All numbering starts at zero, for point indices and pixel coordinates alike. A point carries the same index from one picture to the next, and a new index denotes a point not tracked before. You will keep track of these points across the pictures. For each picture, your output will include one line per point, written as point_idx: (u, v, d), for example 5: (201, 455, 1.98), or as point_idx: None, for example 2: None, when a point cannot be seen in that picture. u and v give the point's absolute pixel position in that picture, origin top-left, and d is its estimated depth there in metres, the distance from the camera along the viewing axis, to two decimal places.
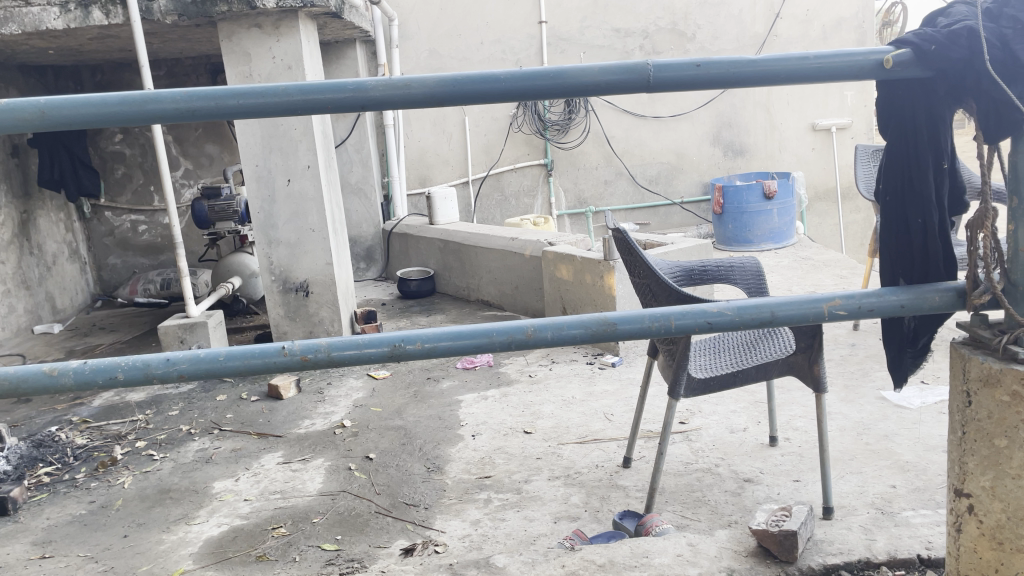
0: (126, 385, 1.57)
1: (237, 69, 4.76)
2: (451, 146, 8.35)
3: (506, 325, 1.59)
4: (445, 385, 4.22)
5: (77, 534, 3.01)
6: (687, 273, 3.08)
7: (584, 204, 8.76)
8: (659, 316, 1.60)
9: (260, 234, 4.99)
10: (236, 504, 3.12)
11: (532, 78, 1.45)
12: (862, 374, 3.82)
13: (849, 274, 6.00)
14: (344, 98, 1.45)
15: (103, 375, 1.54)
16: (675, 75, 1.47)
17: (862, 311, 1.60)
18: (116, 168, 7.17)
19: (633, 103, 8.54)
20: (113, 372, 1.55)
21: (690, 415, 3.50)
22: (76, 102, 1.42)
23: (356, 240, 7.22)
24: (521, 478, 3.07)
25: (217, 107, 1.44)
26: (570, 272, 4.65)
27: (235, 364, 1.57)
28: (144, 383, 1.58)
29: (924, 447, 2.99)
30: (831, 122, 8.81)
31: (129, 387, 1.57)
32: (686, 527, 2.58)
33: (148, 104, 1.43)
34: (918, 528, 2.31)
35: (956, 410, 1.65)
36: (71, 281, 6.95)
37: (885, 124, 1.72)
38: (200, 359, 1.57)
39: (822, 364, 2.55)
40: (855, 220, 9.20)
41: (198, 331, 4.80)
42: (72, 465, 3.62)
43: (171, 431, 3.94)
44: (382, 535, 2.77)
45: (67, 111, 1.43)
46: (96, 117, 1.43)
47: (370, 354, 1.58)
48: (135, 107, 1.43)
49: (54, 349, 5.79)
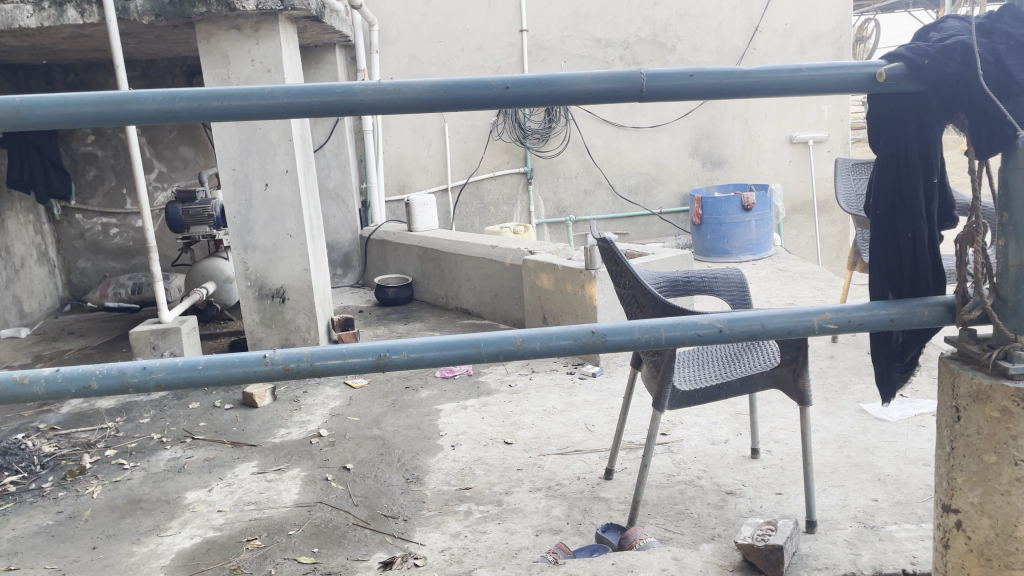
0: (100, 395, 1.51)
1: (215, 72, 4.69)
2: (431, 152, 8.32)
3: (494, 335, 1.55)
4: (424, 395, 4.17)
5: (44, 545, 2.92)
6: (671, 283, 3.06)
7: (563, 213, 8.75)
8: (649, 327, 1.58)
9: (235, 239, 4.91)
10: (210, 514, 3.05)
11: (525, 85, 1.43)
12: (842, 387, 3.82)
13: (827, 286, 6.04)
14: (331, 101, 1.42)
15: (77, 384, 1.49)
16: (668, 84, 1.45)
17: (854, 325, 1.59)
18: (88, 169, 7.04)
19: (613, 113, 8.57)
20: (87, 380, 1.50)
21: (672, 426, 3.48)
22: (53, 102, 1.37)
23: (333, 245, 7.15)
24: (501, 490, 3.03)
25: (201, 109, 1.40)
26: (551, 282, 4.62)
27: (214, 373, 1.52)
28: (120, 392, 1.53)
29: (904, 461, 3.00)
30: (808, 136, 8.89)
31: (103, 397, 1.52)
32: (669, 540, 2.56)
33: (129, 104, 1.39)
34: (902, 543, 2.32)
35: (945, 426, 1.64)
36: (39, 284, 6.80)
37: (875, 137, 1.70)
38: (178, 367, 1.52)
39: (807, 377, 2.55)
40: (831, 232, 9.29)
41: (170, 336, 4.70)
42: (39, 474, 3.52)
43: (142, 440, 3.86)
44: (360, 548, 2.71)
45: (43, 110, 1.38)
46: (73, 118, 1.38)
47: (353, 363, 1.54)
48: (114, 107, 1.38)
49: (22, 355, 5.65)
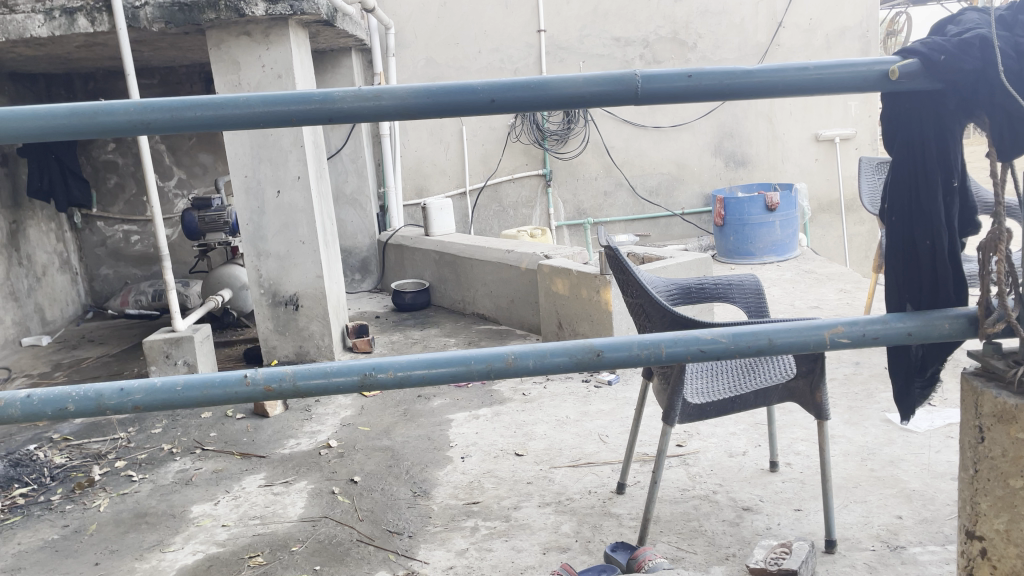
0: (77, 417, 1.44)
1: (226, 78, 4.67)
2: (449, 155, 8.28)
3: (485, 352, 1.46)
4: (436, 404, 4.09)
5: (47, 561, 2.89)
6: (684, 291, 2.92)
7: (583, 216, 8.64)
8: (649, 343, 1.48)
9: (249, 246, 4.88)
10: (213, 530, 3.00)
11: (511, 91, 1.35)
12: (867, 395, 3.68)
13: (854, 288, 5.86)
14: (308, 111, 1.35)
15: (52, 406, 1.42)
16: (664, 86, 1.36)
17: (867, 339, 1.48)
18: (109, 177, 7.08)
19: (633, 113, 8.44)
20: (62, 402, 1.43)
21: (688, 437, 3.37)
22: (23, 114, 1.33)
23: (351, 250, 7.12)
24: (510, 505, 2.95)
25: (174, 119, 1.34)
26: (566, 287, 4.51)
27: (195, 395, 1.44)
28: (98, 415, 1.46)
29: (931, 475, 2.86)
30: (835, 133, 8.67)
31: (80, 419, 1.44)
32: (681, 560, 2.45)
33: (99, 116, 1.34)
34: (925, 567, 2.22)
35: (967, 448, 1.52)
36: (61, 292, 6.85)
37: (890, 138, 1.59)
38: (157, 389, 1.45)
39: (825, 390, 2.43)
40: (859, 232, 9.05)
41: (184, 345, 4.67)
42: (48, 486, 3.50)
43: (153, 451, 3.83)
44: (363, 566, 2.65)
45: (15, 123, 1.34)
46: (42, 130, 1.33)
47: (338, 383, 1.45)
48: (85, 120, 1.33)
49: (41, 363, 5.68)
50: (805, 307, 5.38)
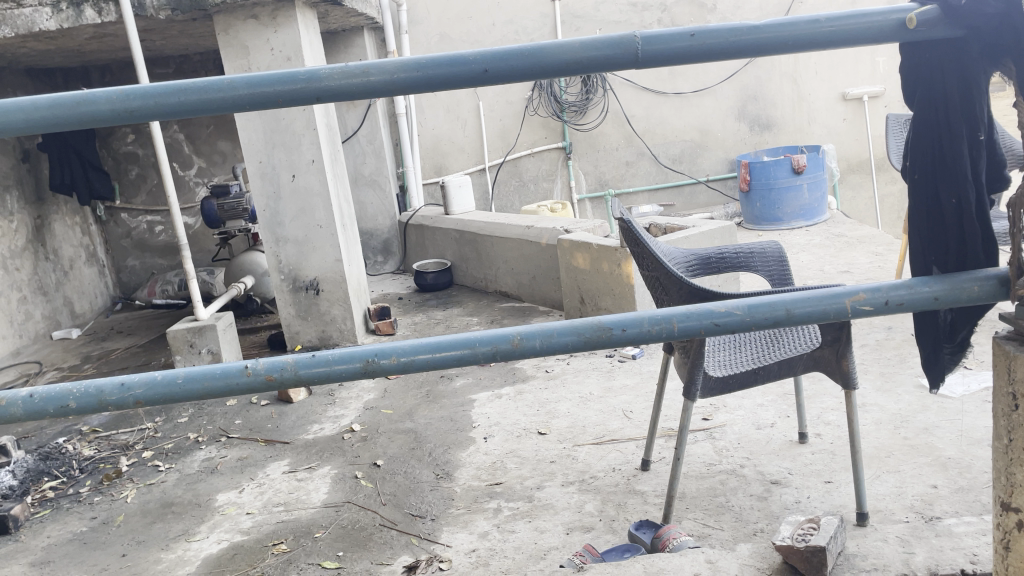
0: (78, 415, 1.37)
1: (236, 63, 4.64)
2: (466, 132, 8.21)
3: (490, 334, 1.39)
4: (459, 384, 4.06)
5: (75, 554, 2.91)
6: (704, 261, 2.83)
7: (605, 187, 8.53)
8: (660, 318, 1.40)
9: (268, 231, 4.86)
10: (238, 518, 3.00)
11: (504, 59, 1.28)
12: (899, 360, 3.56)
13: (885, 250, 5.69)
14: (294, 91, 1.29)
15: (52, 404, 1.36)
16: (667, 48, 1.28)
17: (890, 306, 1.40)
18: (130, 168, 7.11)
19: (653, 80, 8.27)
20: (63, 400, 1.37)
21: (714, 410, 3.30)
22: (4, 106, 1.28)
23: (372, 233, 7.09)
24: (532, 485, 2.91)
25: (158, 107, 1.29)
26: (587, 261, 4.43)
27: (195, 388, 1.38)
28: (99, 412, 1.39)
29: (967, 442, 2.76)
30: (862, 91, 8.40)
31: (82, 417, 1.38)
32: (707, 538, 2.40)
33: (81, 106, 1.28)
34: (961, 539, 2.13)
35: (1001, 415, 1.44)
36: (88, 284, 6.93)
37: (911, 92, 1.49)
38: (158, 382, 1.38)
39: (852, 358, 2.34)
40: (891, 192, 8.79)
41: (207, 334, 4.68)
42: (77, 479, 3.54)
43: (179, 440, 3.85)
44: (385, 551, 2.62)
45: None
46: (24, 124, 1.28)
47: (341, 371, 1.39)
48: (67, 111, 1.28)
49: (71, 355, 5.76)
50: (834, 272, 5.23)
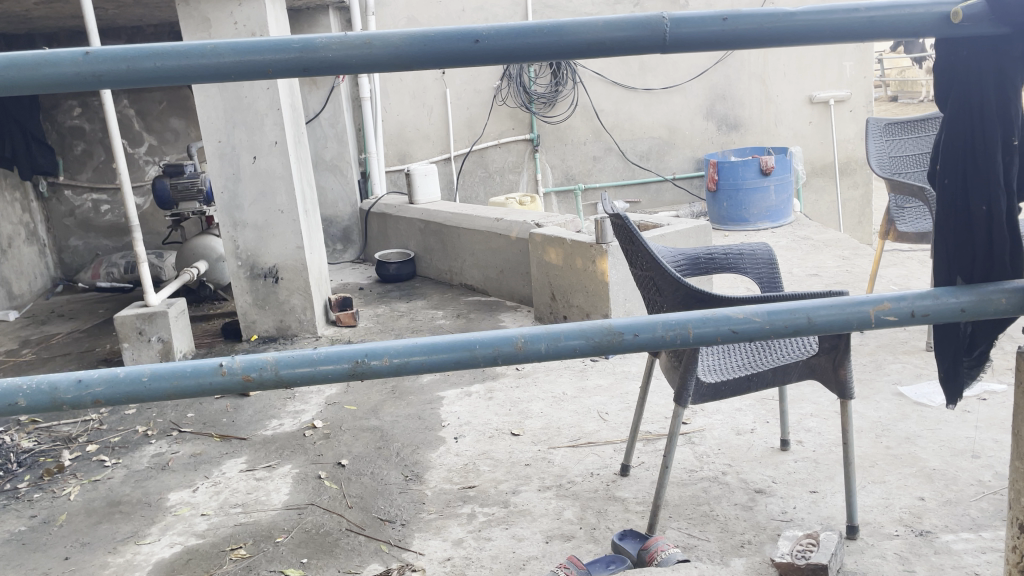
0: (28, 414, 1.19)
1: (196, 36, 4.41)
2: (432, 120, 8.01)
3: (491, 336, 1.25)
4: (426, 380, 3.90)
5: (13, 555, 2.69)
6: (692, 261, 2.73)
7: (572, 182, 8.45)
8: (675, 322, 1.27)
9: (224, 215, 4.65)
10: (192, 519, 2.81)
11: (522, 36, 1.14)
12: (876, 367, 3.54)
13: (853, 254, 5.71)
14: (285, 61, 1.13)
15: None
16: (700, 32, 1.16)
17: (917, 317, 1.28)
18: (76, 143, 6.78)
19: (623, 75, 8.21)
20: (11, 397, 1.19)
21: (693, 414, 3.22)
22: None
23: (332, 219, 6.88)
24: (508, 489, 2.78)
25: (129, 72, 1.12)
26: (559, 256, 4.32)
27: (165, 387, 1.21)
28: (53, 411, 1.21)
29: (950, 452, 2.72)
30: (829, 95, 8.50)
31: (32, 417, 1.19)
32: (693, 549, 2.31)
33: (44, 68, 1.11)
34: (961, 557, 2.10)
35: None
36: (28, 264, 6.58)
37: (943, 92, 1.38)
38: (120, 380, 1.20)
39: (849, 368, 2.26)
40: (853, 197, 8.91)
41: (157, 321, 4.44)
42: (14, 474, 3.29)
43: (126, 434, 3.62)
44: (354, 559, 2.47)
45: None
46: None
47: (327, 372, 1.23)
48: (26, 72, 1.10)
49: (8, 339, 5.43)
50: (804, 275, 5.22)
